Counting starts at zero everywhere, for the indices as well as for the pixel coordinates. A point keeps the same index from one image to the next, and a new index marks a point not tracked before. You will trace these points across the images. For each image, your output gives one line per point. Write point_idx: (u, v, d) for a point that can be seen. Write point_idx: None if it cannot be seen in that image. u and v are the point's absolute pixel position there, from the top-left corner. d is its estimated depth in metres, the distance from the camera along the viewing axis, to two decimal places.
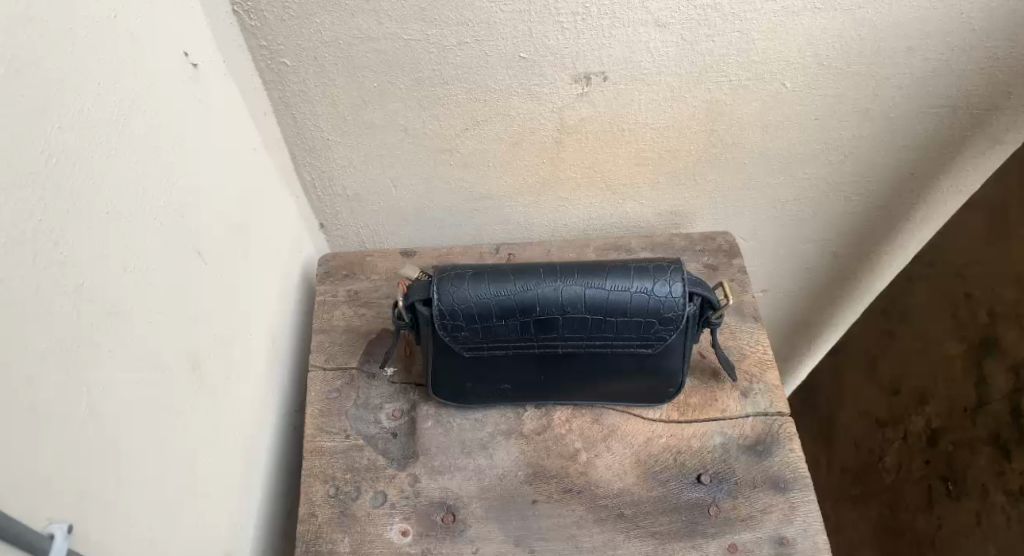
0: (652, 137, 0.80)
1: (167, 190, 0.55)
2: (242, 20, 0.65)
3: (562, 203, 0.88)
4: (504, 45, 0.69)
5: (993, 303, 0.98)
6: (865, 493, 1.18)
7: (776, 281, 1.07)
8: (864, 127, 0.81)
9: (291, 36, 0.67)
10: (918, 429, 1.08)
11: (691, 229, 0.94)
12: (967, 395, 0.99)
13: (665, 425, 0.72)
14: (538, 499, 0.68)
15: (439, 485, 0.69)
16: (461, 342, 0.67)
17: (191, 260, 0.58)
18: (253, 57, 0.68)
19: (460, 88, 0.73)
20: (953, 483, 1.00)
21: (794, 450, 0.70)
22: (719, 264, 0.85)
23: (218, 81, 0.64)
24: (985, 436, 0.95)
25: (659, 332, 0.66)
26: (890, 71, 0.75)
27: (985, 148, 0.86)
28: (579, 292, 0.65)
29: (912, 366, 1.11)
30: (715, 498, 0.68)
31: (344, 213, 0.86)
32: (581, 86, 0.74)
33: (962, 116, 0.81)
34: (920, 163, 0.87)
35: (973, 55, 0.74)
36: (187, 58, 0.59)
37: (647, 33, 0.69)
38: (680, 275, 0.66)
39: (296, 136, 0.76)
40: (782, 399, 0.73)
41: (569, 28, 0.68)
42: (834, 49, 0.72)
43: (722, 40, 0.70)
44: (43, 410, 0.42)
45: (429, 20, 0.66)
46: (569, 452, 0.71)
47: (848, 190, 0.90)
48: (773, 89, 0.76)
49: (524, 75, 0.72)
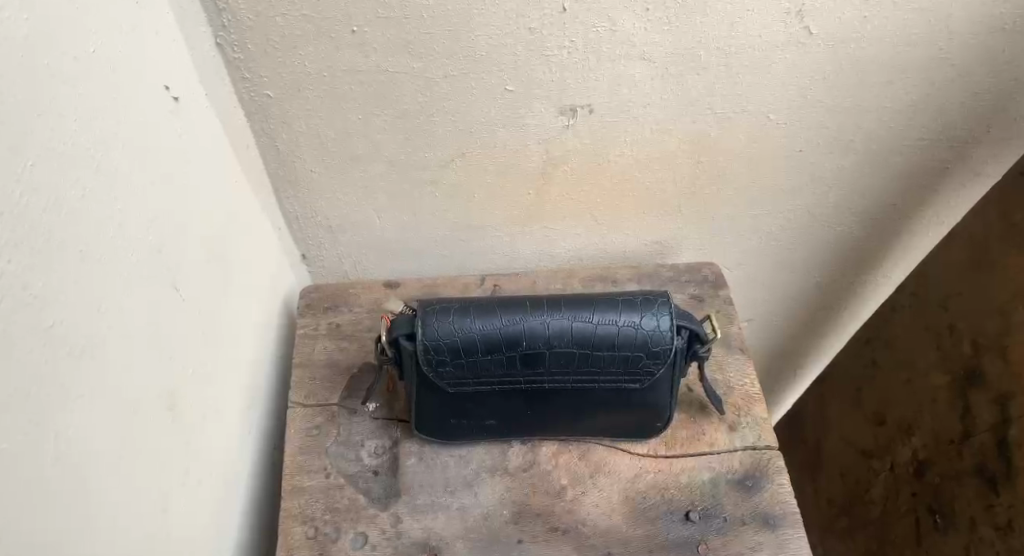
0: (638, 167, 0.80)
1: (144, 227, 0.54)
2: (225, 52, 0.64)
3: (549, 233, 0.87)
4: (490, 77, 0.69)
5: (976, 332, 0.93)
6: (852, 525, 1.15)
7: (761, 309, 1.07)
8: (847, 159, 0.82)
9: (275, 68, 0.66)
10: (904, 460, 1.05)
11: (677, 258, 0.94)
12: (952, 425, 0.96)
13: (653, 460, 0.71)
14: (524, 538, 0.66)
15: (422, 525, 0.67)
16: (446, 378, 0.65)
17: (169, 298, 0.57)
18: (236, 89, 0.67)
19: (446, 120, 0.72)
20: (939, 516, 0.97)
21: (782, 485, 0.70)
22: (706, 295, 0.84)
23: (198, 114, 0.63)
24: (972, 469, 0.91)
25: (648, 366, 0.65)
26: (872, 104, 0.75)
27: (965, 180, 0.86)
28: (566, 325, 0.64)
29: (896, 397, 1.08)
30: (706, 536, 0.67)
31: (327, 244, 0.85)
32: (568, 118, 0.73)
33: (942, 149, 0.81)
34: (902, 194, 0.87)
35: (953, 90, 0.75)
36: (167, 90, 0.58)
37: (633, 66, 0.69)
38: (668, 308, 0.65)
39: (278, 168, 0.75)
40: (770, 432, 0.73)
41: (556, 62, 0.68)
42: (817, 83, 0.73)
43: (708, 75, 0.71)
44: (7, 459, 0.40)
45: (415, 53, 0.66)
46: (555, 489, 0.69)
47: (833, 220, 0.90)
48: (758, 122, 0.76)
49: (511, 108, 0.72)
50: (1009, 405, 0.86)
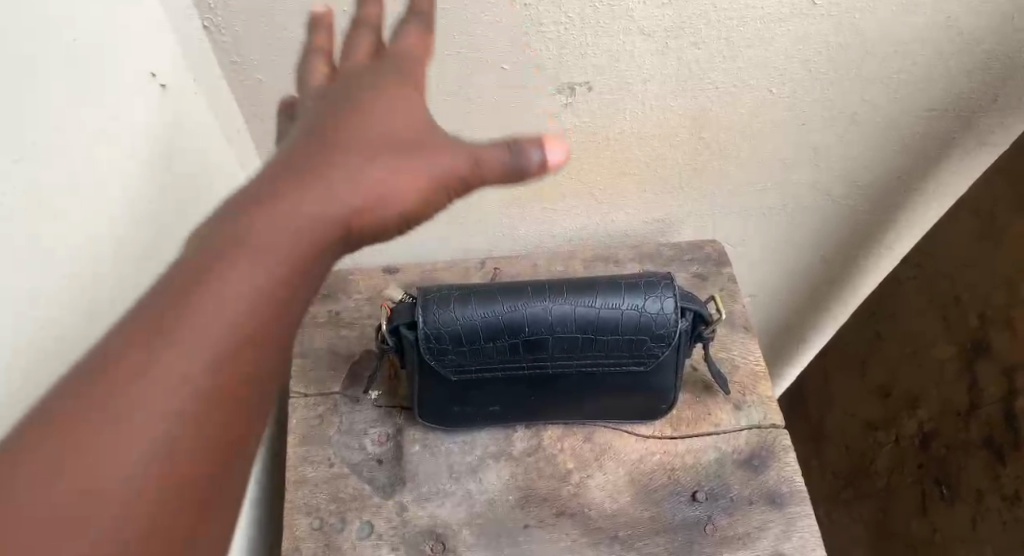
0: (637, 145, 0.78)
1: (120, 222, 0.54)
2: (213, 36, 0.63)
3: (549, 213, 0.86)
4: (485, 57, 0.67)
5: (983, 305, 0.92)
6: (858, 497, 1.16)
7: (763, 284, 1.06)
8: (850, 130, 0.80)
9: (265, 52, 0.64)
10: (909, 432, 1.04)
11: (678, 236, 0.93)
12: (957, 397, 0.95)
13: (658, 441, 0.71)
14: (530, 523, 0.66)
15: (428, 513, 0.67)
16: (448, 366, 0.64)
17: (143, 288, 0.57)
18: (226, 73, 0.66)
19: (442, 101, 0.71)
20: (945, 487, 0.97)
21: (789, 463, 0.69)
22: (708, 273, 0.83)
23: (187, 101, 0.62)
24: (978, 440, 0.91)
25: (651, 349, 0.64)
26: (876, 74, 0.74)
27: (972, 149, 0.84)
28: (569, 311, 0.63)
29: (901, 369, 1.07)
30: (712, 517, 0.66)
31: None
32: (565, 96, 0.72)
33: (949, 118, 0.80)
34: (907, 164, 0.86)
35: (959, 58, 0.73)
36: (154, 78, 0.57)
37: (631, 42, 0.67)
38: (671, 291, 0.64)
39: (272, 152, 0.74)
40: (776, 411, 0.72)
41: (553, 39, 0.66)
42: (820, 55, 0.71)
43: (708, 48, 0.69)
44: None
45: (409, 32, 0.64)
46: (560, 473, 0.69)
47: (836, 193, 0.89)
48: (760, 96, 0.74)
49: (507, 87, 0.70)
50: (1016, 376, 0.85)
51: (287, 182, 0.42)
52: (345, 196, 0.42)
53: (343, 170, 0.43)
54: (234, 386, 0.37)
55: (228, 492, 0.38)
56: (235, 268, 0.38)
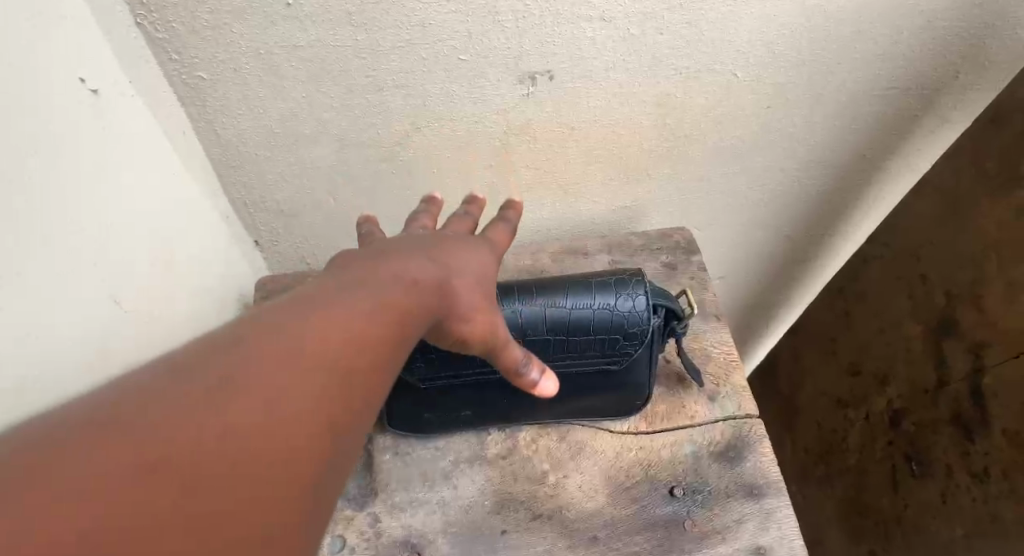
0: (603, 133, 0.76)
1: (56, 239, 0.51)
2: (147, 32, 0.59)
3: (514, 205, 0.84)
4: (441, 48, 0.64)
5: (948, 283, 0.92)
6: (830, 473, 1.17)
7: (731, 268, 1.06)
8: (816, 111, 0.79)
9: (205, 48, 0.61)
10: (879, 409, 1.05)
11: (647, 224, 0.91)
12: (925, 374, 0.96)
13: (634, 436, 0.70)
14: (507, 529, 0.64)
15: (402, 523, 0.65)
16: (415, 374, 0.64)
17: (95, 299, 0.54)
18: (165, 71, 0.62)
19: (398, 95, 0.67)
20: (916, 463, 0.99)
21: (765, 453, 0.69)
22: (678, 262, 0.82)
23: (124, 105, 0.59)
24: (947, 417, 0.92)
25: (624, 348, 0.63)
26: (840, 55, 0.73)
27: (933, 126, 0.84)
28: (539, 313, 0.62)
29: (870, 347, 1.07)
30: (690, 512, 0.65)
31: (280, 229, 0.80)
32: (527, 86, 0.69)
33: (912, 97, 0.79)
34: (871, 144, 0.85)
35: (922, 35, 0.72)
36: (84, 84, 0.54)
37: (592, 29, 0.65)
38: (643, 287, 0.62)
39: (221, 153, 0.70)
40: (750, 401, 0.72)
41: (511, 28, 0.63)
42: (783, 36, 0.69)
43: (670, 33, 0.67)
44: None
45: (359, 25, 0.61)
46: (537, 474, 0.68)
47: (801, 174, 0.88)
48: (724, 80, 0.73)
49: (465, 79, 0.67)
50: (984, 354, 0.86)
51: (391, 260, 0.49)
52: (429, 280, 0.49)
53: (439, 274, 0.50)
54: (353, 369, 0.40)
55: (336, 467, 0.38)
56: (373, 289, 0.45)
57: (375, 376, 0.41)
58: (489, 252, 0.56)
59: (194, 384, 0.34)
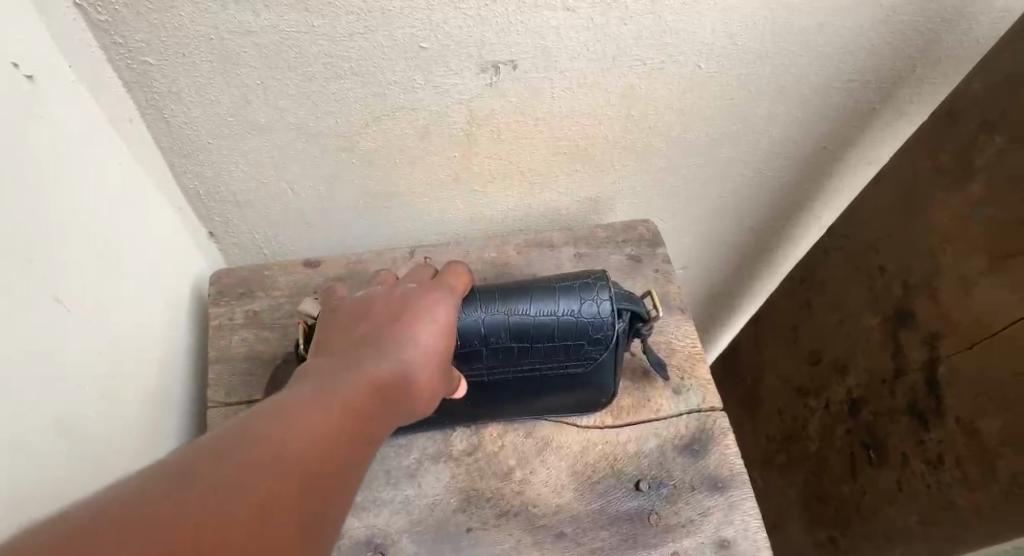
0: (567, 124, 0.75)
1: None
2: (89, 15, 0.56)
3: (478, 197, 0.82)
4: (400, 35, 0.62)
5: (905, 274, 0.93)
6: (790, 460, 1.19)
7: (694, 257, 1.06)
8: (778, 103, 0.79)
9: (151, 31, 0.58)
10: (838, 399, 1.07)
11: (611, 215, 0.91)
12: (883, 365, 0.97)
13: (600, 430, 0.69)
14: (472, 526, 0.64)
15: (365, 523, 0.64)
16: None
17: (37, 301, 0.51)
18: (108, 56, 0.59)
19: (357, 83, 0.65)
20: (873, 450, 1.01)
21: (729, 446, 0.69)
22: (642, 254, 0.82)
23: (63, 91, 0.56)
24: (903, 406, 0.94)
25: (589, 353, 0.63)
26: (802, 47, 0.72)
27: (890, 119, 0.86)
28: (502, 320, 0.61)
29: (829, 336, 1.08)
30: (655, 506, 0.65)
31: (235, 220, 0.77)
32: (490, 76, 0.68)
33: (871, 91, 0.80)
34: (831, 137, 0.86)
35: (880, 29, 0.72)
36: (18, 68, 0.51)
37: (556, 18, 0.63)
38: (606, 293, 0.62)
39: (170, 141, 0.67)
40: (713, 394, 0.72)
41: (473, 15, 0.62)
42: (746, 28, 0.69)
43: (634, 23, 0.66)
44: None
45: (315, 10, 0.59)
46: (503, 470, 0.67)
47: (763, 165, 0.88)
48: (688, 71, 0.72)
49: (426, 67, 0.65)
50: (940, 344, 0.87)
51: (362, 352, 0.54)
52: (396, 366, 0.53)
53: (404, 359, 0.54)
54: (322, 456, 0.44)
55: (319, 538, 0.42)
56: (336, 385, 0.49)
57: (337, 476, 0.44)
58: (448, 296, 0.60)
59: (170, 494, 0.37)
